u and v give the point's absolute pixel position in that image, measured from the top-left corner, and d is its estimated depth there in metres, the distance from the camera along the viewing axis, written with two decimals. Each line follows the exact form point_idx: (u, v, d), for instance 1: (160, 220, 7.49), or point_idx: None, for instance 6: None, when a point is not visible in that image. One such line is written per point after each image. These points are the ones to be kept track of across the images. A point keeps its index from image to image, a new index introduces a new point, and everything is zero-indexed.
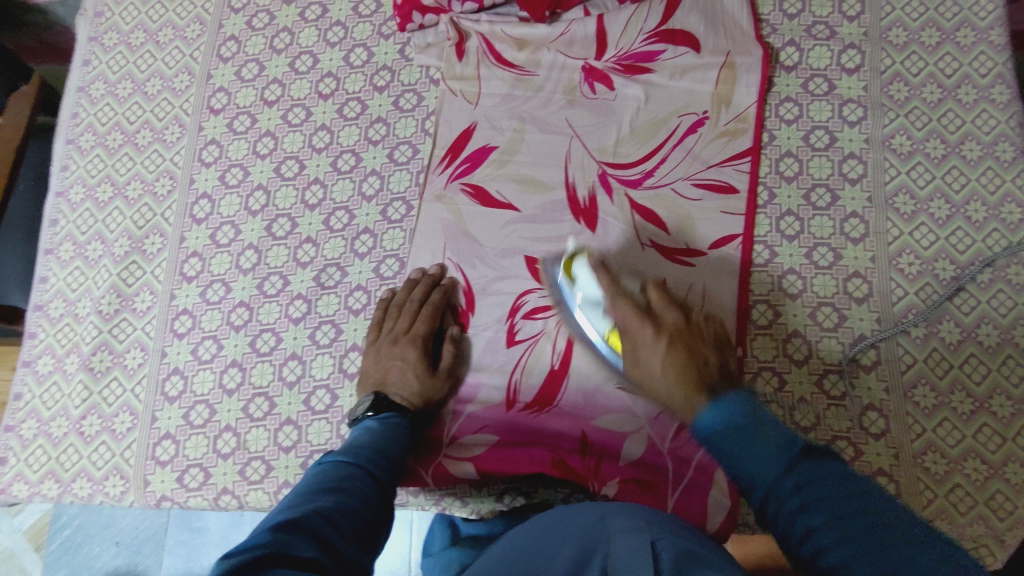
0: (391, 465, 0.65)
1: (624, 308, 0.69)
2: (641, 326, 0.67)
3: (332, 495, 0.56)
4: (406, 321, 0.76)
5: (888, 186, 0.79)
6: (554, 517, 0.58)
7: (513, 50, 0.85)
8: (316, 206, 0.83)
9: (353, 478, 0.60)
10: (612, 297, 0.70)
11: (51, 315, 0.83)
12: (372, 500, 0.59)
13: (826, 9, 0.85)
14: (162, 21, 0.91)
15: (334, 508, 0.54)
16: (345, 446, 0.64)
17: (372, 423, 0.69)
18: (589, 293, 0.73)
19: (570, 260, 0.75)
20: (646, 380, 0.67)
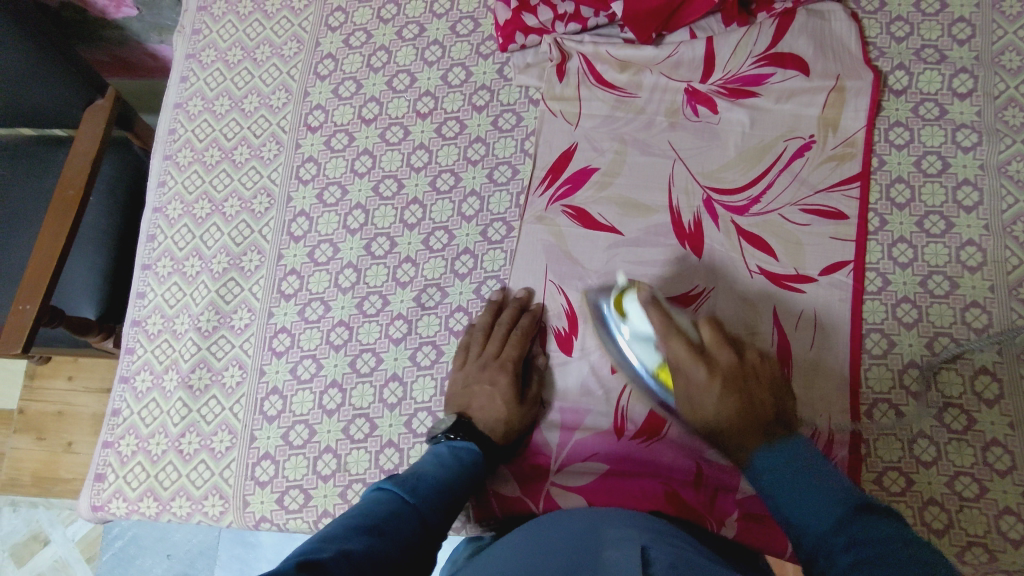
0: (444, 504, 0.62)
1: (677, 347, 0.64)
2: (698, 360, 0.63)
3: (368, 537, 0.53)
4: (496, 346, 0.75)
5: (1006, 214, 0.76)
6: (545, 528, 0.59)
7: (615, 72, 0.84)
8: (415, 226, 0.83)
9: (399, 519, 0.57)
10: (663, 319, 0.64)
11: (149, 330, 0.84)
12: (411, 546, 0.56)
13: (934, 32, 0.83)
14: (260, 39, 0.93)
15: (367, 553, 0.51)
16: (404, 478, 0.63)
17: (444, 451, 0.68)
18: (640, 330, 0.68)
19: (621, 296, 0.70)
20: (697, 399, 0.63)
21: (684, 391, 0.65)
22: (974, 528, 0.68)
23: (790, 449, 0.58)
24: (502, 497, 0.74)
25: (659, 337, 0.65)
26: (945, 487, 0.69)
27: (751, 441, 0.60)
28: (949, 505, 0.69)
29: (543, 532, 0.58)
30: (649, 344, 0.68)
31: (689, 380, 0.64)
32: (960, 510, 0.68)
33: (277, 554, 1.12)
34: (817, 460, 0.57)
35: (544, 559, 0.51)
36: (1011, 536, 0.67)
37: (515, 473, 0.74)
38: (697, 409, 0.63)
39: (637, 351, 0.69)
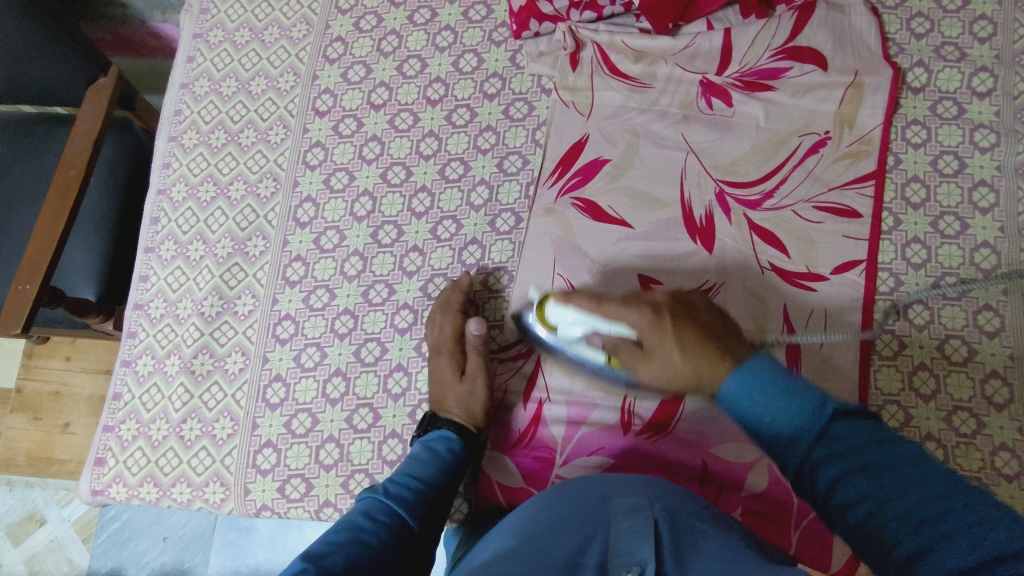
0: (428, 500, 0.65)
1: (614, 308, 0.63)
2: (649, 350, 0.60)
3: (350, 547, 0.56)
4: (433, 331, 0.76)
5: (1021, 217, 0.75)
6: (554, 497, 0.59)
7: (630, 62, 0.83)
8: (423, 214, 0.82)
9: (381, 525, 0.60)
10: (603, 308, 0.64)
11: (152, 315, 0.83)
12: (395, 548, 0.59)
13: (955, 29, 0.82)
14: (268, 20, 0.91)
15: (349, 564, 0.54)
16: (384, 482, 0.65)
17: (418, 447, 0.70)
18: (569, 333, 0.67)
19: (542, 310, 0.69)
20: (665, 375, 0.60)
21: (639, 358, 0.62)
22: None
23: (785, 395, 0.51)
24: (506, 485, 0.73)
25: (598, 316, 0.64)
26: None
27: (719, 368, 0.56)
28: None
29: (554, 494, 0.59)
30: (584, 335, 0.66)
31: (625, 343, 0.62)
32: None
33: (272, 540, 1.11)
34: (803, 381, 0.52)
35: (554, 539, 0.50)
36: None
37: (518, 464, 0.73)
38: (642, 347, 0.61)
39: (581, 348, 0.68)
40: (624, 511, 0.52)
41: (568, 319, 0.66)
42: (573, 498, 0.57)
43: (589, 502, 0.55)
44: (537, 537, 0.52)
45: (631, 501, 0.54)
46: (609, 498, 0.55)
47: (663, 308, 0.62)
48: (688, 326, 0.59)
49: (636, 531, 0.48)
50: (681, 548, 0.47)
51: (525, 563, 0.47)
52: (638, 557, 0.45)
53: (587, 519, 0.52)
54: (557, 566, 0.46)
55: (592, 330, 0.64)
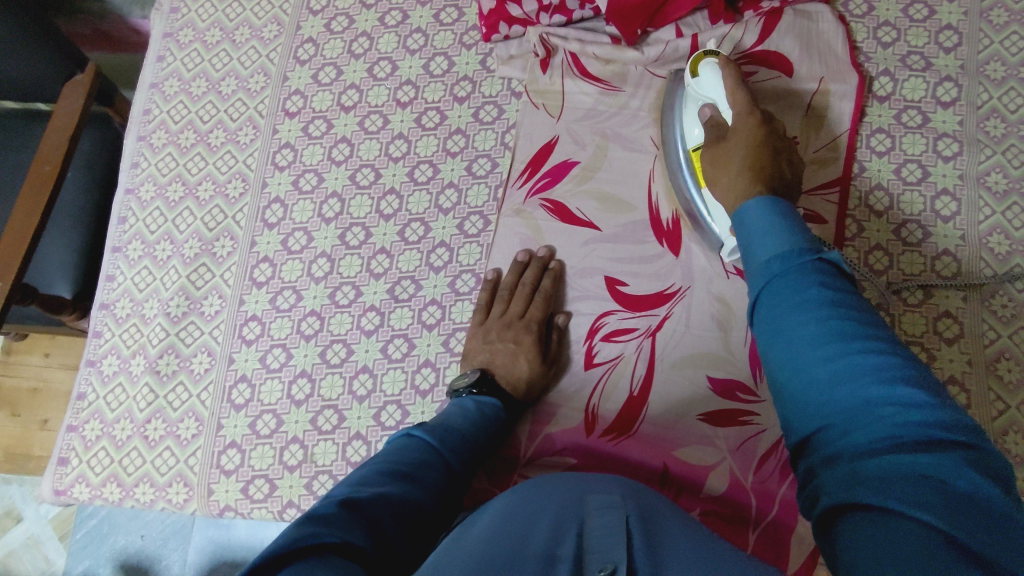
0: (471, 455, 0.64)
1: (739, 95, 0.70)
2: (732, 135, 0.69)
3: (401, 483, 0.56)
4: (520, 305, 0.75)
5: (982, 225, 0.76)
6: (527, 491, 0.56)
7: (599, 64, 0.83)
8: (391, 216, 0.82)
9: (429, 468, 0.59)
10: (734, 87, 0.71)
11: (117, 314, 0.82)
12: (441, 493, 0.59)
13: (922, 39, 0.83)
14: (239, 20, 0.92)
15: (401, 499, 0.54)
16: (434, 425, 0.64)
17: (470, 405, 0.68)
18: (704, 94, 0.73)
19: (699, 57, 0.74)
20: (720, 170, 0.69)
21: (719, 145, 0.70)
22: None
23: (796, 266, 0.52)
24: (472, 490, 0.72)
25: (725, 94, 0.71)
26: None
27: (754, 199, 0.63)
28: None
29: (529, 492, 0.56)
30: (697, 117, 0.74)
31: (721, 132, 0.71)
32: None
33: (250, 536, 1.06)
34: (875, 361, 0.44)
35: (527, 528, 0.49)
36: None
37: (486, 468, 0.73)
38: (729, 135, 0.70)
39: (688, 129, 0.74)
40: (598, 507, 0.52)
41: (713, 74, 0.72)
42: (545, 491, 0.55)
43: (562, 495, 0.54)
44: (508, 524, 0.50)
45: (606, 499, 0.53)
46: (581, 493, 0.54)
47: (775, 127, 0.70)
48: (767, 147, 0.67)
49: (611, 529, 0.48)
50: (653, 547, 0.47)
51: (501, 553, 0.46)
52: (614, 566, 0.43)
53: (559, 512, 0.51)
54: (533, 559, 0.45)
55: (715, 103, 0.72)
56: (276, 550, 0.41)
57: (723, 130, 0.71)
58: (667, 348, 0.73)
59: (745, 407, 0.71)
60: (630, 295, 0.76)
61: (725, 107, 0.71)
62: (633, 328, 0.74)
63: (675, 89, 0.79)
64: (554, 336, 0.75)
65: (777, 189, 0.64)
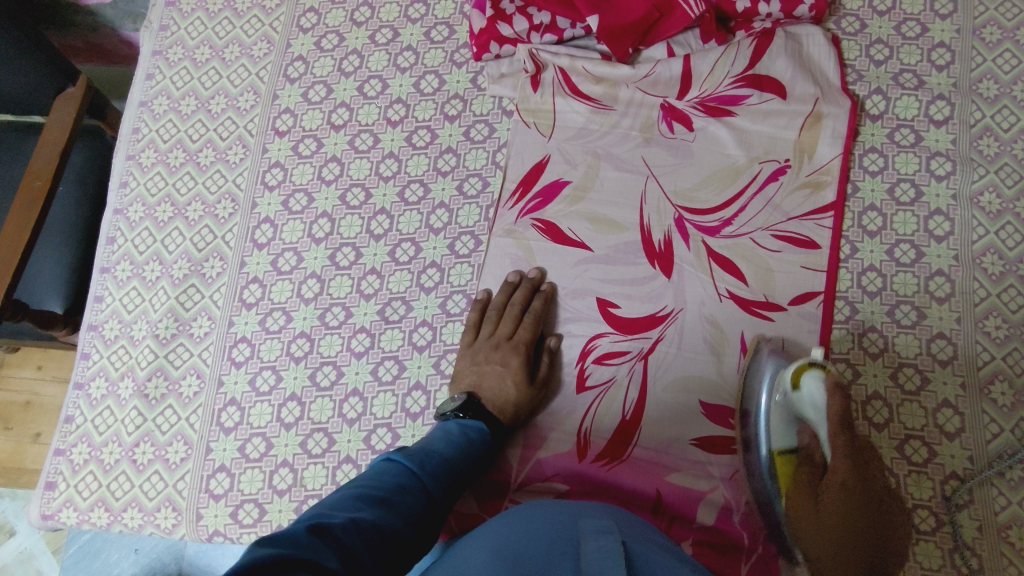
0: (452, 481, 0.63)
1: (840, 447, 0.61)
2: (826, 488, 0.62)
3: (376, 508, 0.55)
4: (508, 327, 0.74)
5: (975, 245, 0.75)
6: (519, 514, 0.56)
7: (591, 83, 0.83)
8: (381, 237, 0.81)
9: (406, 493, 0.59)
10: (839, 433, 0.60)
11: (106, 336, 0.82)
12: (417, 520, 0.58)
13: (914, 56, 0.82)
14: (229, 38, 0.91)
15: (375, 524, 0.53)
16: (414, 450, 0.63)
17: (453, 429, 0.68)
18: (803, 408, 0.65)
19: (803, 366, 0.65)
20: (800, 514, 0.62)
21: (812, 485, 0.64)
22: (928, 563, 0.67)
23: None
24: (461, 515, 0.71)
25: (824, 422, 0.63)
26: None
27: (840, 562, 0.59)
28: None
29: (516, 518, 0.55)
30: (792, 432, 0.68)
31: (817, 474, 0.65)
32: (915, 543, 0.67)
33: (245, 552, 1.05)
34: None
35: (524, 552, 0.49)
36: (963, 570, 0.66)
37: (475, 492, 0.72)
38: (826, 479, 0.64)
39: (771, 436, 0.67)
40: (591, 531, 0.52)
41: (820, 401, 0.63)
42: (537, 515, 0.55)
43: (554, 520, 0.54)
44: (503, 548, 0.50)
45: (600, 522, 0.53)
46: (576, 517, 0.54)
47: (863, 446, 0.62)
48: (852, 503, 0.60)
49: (606, 552, 0.47)
50: (649, 572, 0.47)
51: None
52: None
53: (554, 536, 0.51)
54: None
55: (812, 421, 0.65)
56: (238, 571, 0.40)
57: (815, 462, 0.66)
58: (658, 373, 0.73)
59: (737, 435, 0.71)
60: (621, 317, 0.75)
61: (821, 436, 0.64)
62: (625, 351, 0.74)
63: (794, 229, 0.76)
64: (544, 358, 0.74)
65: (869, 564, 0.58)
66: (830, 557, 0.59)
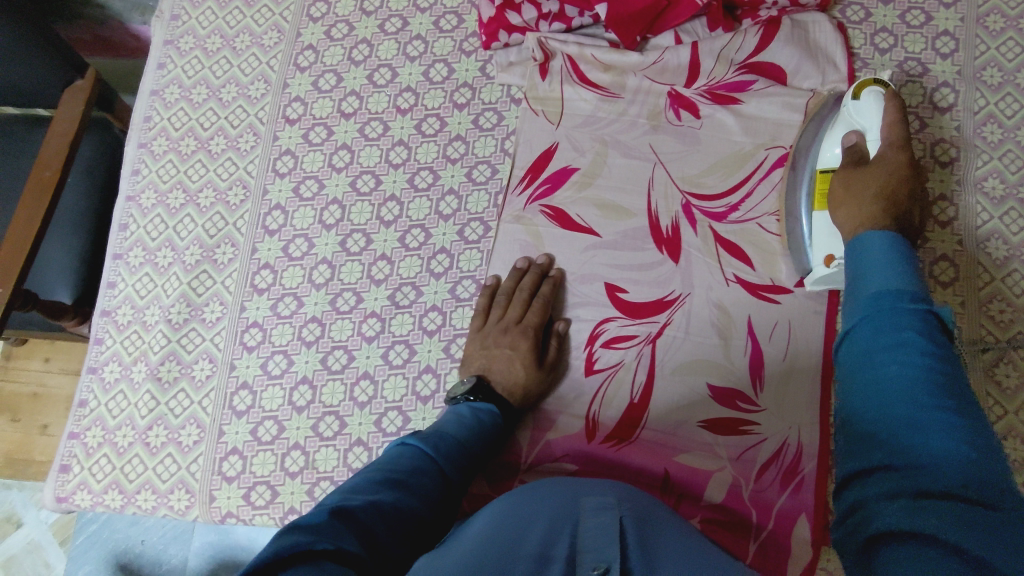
0: (467, 462, 0.64)
1: (895, 134, 0.67)
2: (877, 163, 0.66)
3: (394, 490, 0.56)
4: (517, 311, 0.75)
5: (979, 230, 0.76)
6: (522, 493, 0.57)
7: (598, 71, 0.84)
8: (391, 223, 0.82)
9: (422, 475, 0.60)
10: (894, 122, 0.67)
11: (118, 321, 0.83)
12: (434, 500, 0.59)
13: (918, 45, 0.83)
14: (239, 28, 0.92)
15: (394, 506, 0.54)
16: (428, 433, 0.64)
17: (465, 412, 0.68)
18: (860, 120, 0.70)
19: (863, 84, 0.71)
20: (849, 190, 0.66)
21: (854, 170, 0.67)
22: None
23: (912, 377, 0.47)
24: (471, 496, 0.72)
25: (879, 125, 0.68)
26: None
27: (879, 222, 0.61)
28: None
29: (519, 495, 0.56)
30: (840, 138, 0.71)
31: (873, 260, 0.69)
32: None
33: (249, 541, 1.05)
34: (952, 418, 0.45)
35: (524, 529, 0.50)
36: None
37: (485, 473, 0.73)
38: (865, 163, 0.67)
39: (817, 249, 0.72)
40: (591, 508, 0.52)
41: (872, 106, 0.69)
42: (540, 494, 0.55)
43: (556, 498, 0.55)
44: (503, 525, 0.51)
45: (601, 500, 0.54)
46: (577, 494, 0.55)
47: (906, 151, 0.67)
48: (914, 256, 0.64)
49: (605, 529, 0.48)
50: (647, 548, 0.48)
51: (493, 551, 0.46)
52: (606, 556, 0.45)
53: (554, 513, 0.52)
54: (528, 556, 0.46)
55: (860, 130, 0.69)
56: (266, 555, 0.41)
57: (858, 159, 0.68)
58: (666, 356, 0.74)
59: (745, 415, 0.71)
60: (629, 302, 0.76)
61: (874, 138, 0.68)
62: (634, 335, 0.75)
63: (816, 129, 0.77)
64: (552, 342, 0.75)
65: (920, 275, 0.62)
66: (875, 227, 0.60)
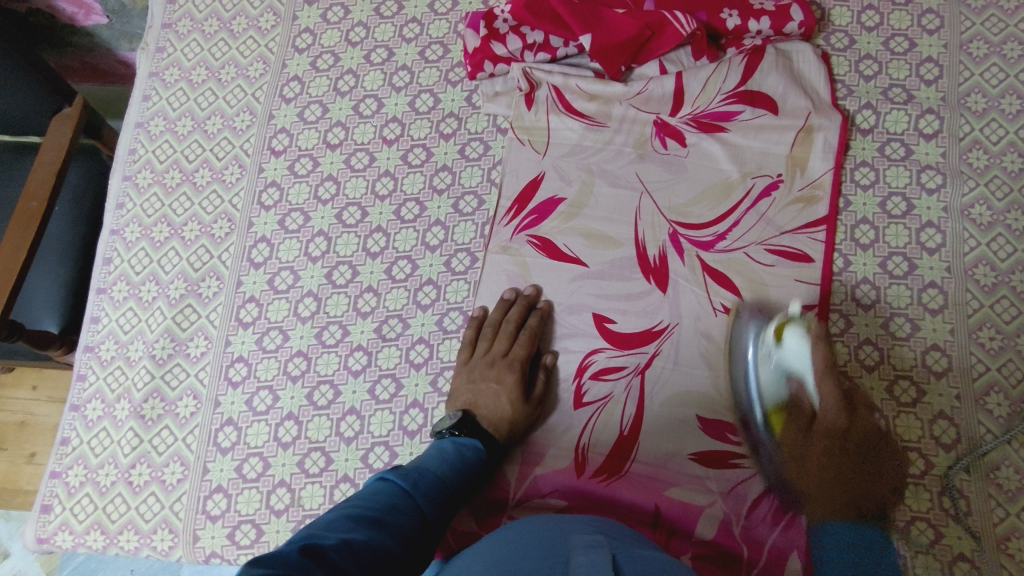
0: (447, 500, 0.63)
1: (827, 391, 0.65)
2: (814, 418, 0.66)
3: (369, 529, 0.55)
4: (504, 344, 0.75)
5: (967, 257, 0.76)
6: (510, 533, 0.56)
7: (584, 101, 0.83)
8: (378, 255, 0.82)
9: (400, 513, 0.59)
10: (825, 375, 0.65)
11: (102, 357, 0.82)
12: (411, 540, 0.58)
13: (902, 71, 0.83)
14: (225, 59, 0.92)
15: (368, 545, 0.53)
16: (408, 469, 0.63)
17: (448, 447, 0.68)
18: (789, 364, 0.68)
19: (782, 323, 0.68)
20: (799, 473, 0.67)
21: (802, 432, 0.68)
22: None
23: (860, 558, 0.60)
24: (459, 533, 0.71)
25: (812, 375, 0.66)
26: (901, 532, 0.68)
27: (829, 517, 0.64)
28: (903, 550, 0.67)
29: (505, 537, 0.55)
30: (780, 382, 0.69)
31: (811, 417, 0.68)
32: (915, 556, 0.67)
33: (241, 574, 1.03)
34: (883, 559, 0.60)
35: (514, 568, 0.48)
36: None
37: (472, 508, 0.72)
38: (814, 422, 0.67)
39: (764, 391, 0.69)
40: (581, 545, 0.52)
41: (803, 356, 0.66)
42: (528, 532, 0.55)
43: (545, 537, 0.54)
44: (492, 567, 0.50)
45: (589, 537, 0.53)
46: (566, 532, 0.54)
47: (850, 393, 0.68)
48: (834, 446, 0.66)
49: (595, 563, 0.47)
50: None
51: None
52: None
53: (543, 551, 0.51)
54: None
55: (801, 375, 0.67)
56: None
57: (806, 411, 0.68)
58: (655, 388, 0.73)
59: (734, 448, 0.71)
60: (618, 333, 0.75)
61: (810, 386, 0.67)
62: (622, 366, 0.74)
63: (746, 326, 0.72)
64: (539, 376, 0.74)
65: (847, 503, 0.64)
66: (825, 521, 0.63)
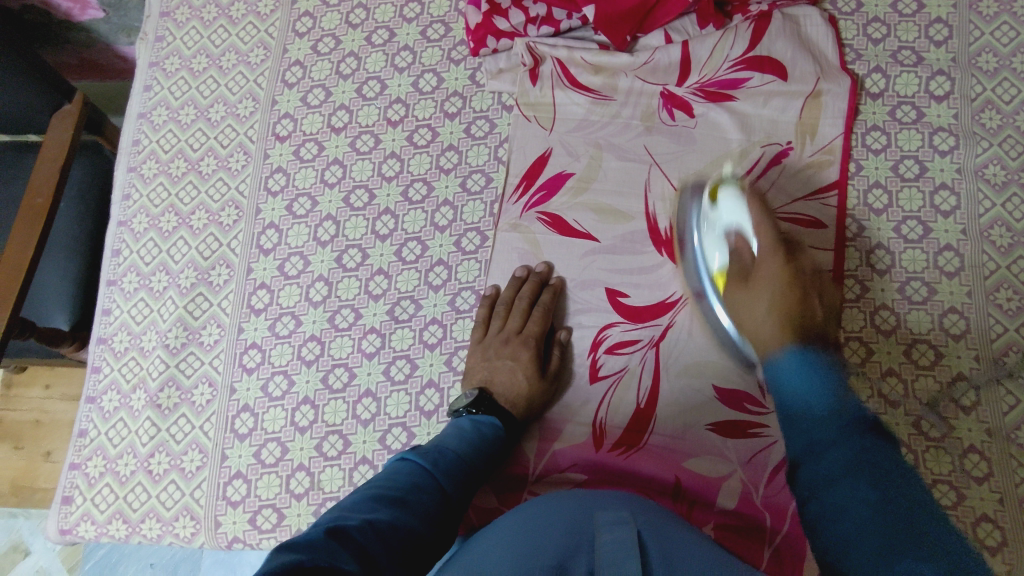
0: (467, 478, 0.63)
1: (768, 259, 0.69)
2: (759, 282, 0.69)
3: (391, 508, 0.55)
4: (518, 321, 0.74)
5: (982, 218, 0.75)
6: (535, 506, 0.56)
7: (590, 74, 0.83)
8: (387, 237, 0.81)
9: (421, 492, 0.59)
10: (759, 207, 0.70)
11: (115, 348, 0.82)
12: (433, 519, 0.58)
13: (911, 33, 0.82)
14: (225, 46, 0.91)
15: (392, 525, 0.53)
16: (428, 448, 0.63)
17: (466, 425, 0.67)
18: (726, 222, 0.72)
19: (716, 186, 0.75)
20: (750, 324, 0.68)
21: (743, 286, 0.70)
22: None
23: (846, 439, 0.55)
24: (479, 510, 0.71)
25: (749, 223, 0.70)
26: None
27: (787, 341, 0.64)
28: None
29: (531, 508, 0.55)
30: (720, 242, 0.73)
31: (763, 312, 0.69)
32: None
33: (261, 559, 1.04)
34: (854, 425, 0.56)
35: (540, 544, 0.48)
36: (987, 543, 0.66)
37: (493, 486, 0.72)
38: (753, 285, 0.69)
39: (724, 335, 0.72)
40: (607, 522, 0.51)
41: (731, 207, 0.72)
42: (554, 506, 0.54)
43: (571, 511, 0.54)
44: (518, 540, 0.50)
45: (616, 514, 0.53)
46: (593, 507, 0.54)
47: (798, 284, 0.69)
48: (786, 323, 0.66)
49: (622, 544, 0.47)
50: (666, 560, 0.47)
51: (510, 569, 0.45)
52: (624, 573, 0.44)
53: (570, 526, 0.51)
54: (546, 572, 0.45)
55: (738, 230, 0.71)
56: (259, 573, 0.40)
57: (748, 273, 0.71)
58: (671, 359, 0.73)
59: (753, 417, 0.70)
60: (631, 307, 0.75)
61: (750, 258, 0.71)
62: (636, 339, 0.74)
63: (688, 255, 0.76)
64: (555, 352, 0.74)
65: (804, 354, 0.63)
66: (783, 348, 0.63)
